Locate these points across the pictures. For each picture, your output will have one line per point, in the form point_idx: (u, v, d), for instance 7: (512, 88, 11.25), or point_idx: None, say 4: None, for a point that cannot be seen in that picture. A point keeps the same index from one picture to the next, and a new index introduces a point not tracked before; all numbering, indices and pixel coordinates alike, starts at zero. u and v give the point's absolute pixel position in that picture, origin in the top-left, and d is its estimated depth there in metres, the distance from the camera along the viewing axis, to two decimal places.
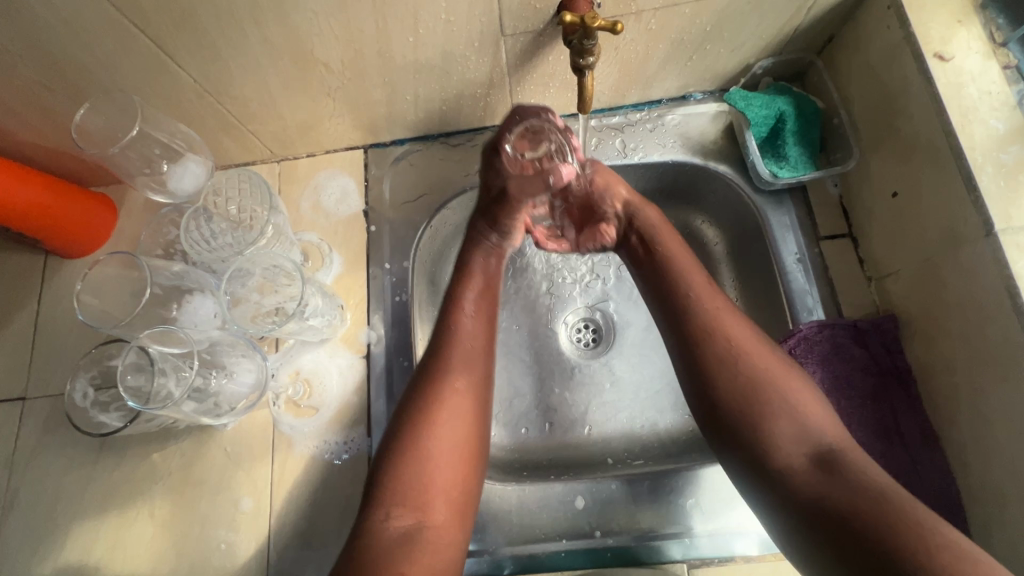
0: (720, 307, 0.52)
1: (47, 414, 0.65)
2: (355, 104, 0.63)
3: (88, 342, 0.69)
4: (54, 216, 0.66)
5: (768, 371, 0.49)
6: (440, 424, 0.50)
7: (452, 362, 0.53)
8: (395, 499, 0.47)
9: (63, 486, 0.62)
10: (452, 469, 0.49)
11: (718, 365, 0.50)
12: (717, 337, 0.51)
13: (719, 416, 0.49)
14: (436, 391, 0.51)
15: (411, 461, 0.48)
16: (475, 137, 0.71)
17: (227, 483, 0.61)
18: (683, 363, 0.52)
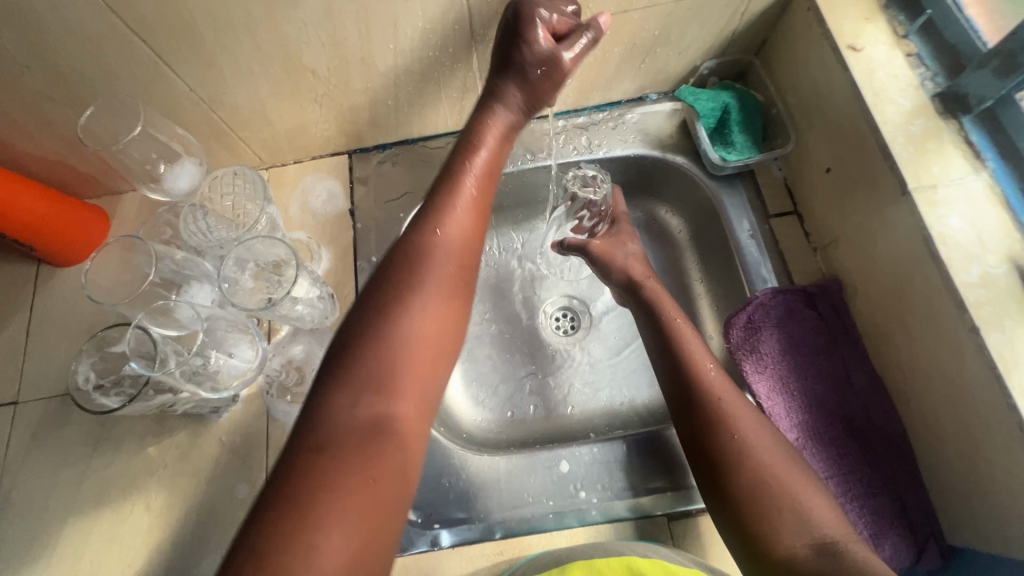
0: (727, 397, 0.56)
1: (39, 415, 0.67)
2: (340, 110, 0.68)
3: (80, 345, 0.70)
4: (47, 223, 0.68)
5: (772, 459, 0.52)
6: (413, 320, 0.46)
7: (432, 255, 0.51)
8: (365, 385, 0.42)
9: (57, 484, 0.63)
10: (430, 360, 0.46)
11: (726, 453, 0.53)
12: (725, 424, 0.54)
13: (724, 502, 0.52)
14: (412, 282, 0.48)
15: (386, 341, 0.44)
16: (452, 140, 0.77)
17: (223, 470, 0.63)
18: (692, 444, 0.55)
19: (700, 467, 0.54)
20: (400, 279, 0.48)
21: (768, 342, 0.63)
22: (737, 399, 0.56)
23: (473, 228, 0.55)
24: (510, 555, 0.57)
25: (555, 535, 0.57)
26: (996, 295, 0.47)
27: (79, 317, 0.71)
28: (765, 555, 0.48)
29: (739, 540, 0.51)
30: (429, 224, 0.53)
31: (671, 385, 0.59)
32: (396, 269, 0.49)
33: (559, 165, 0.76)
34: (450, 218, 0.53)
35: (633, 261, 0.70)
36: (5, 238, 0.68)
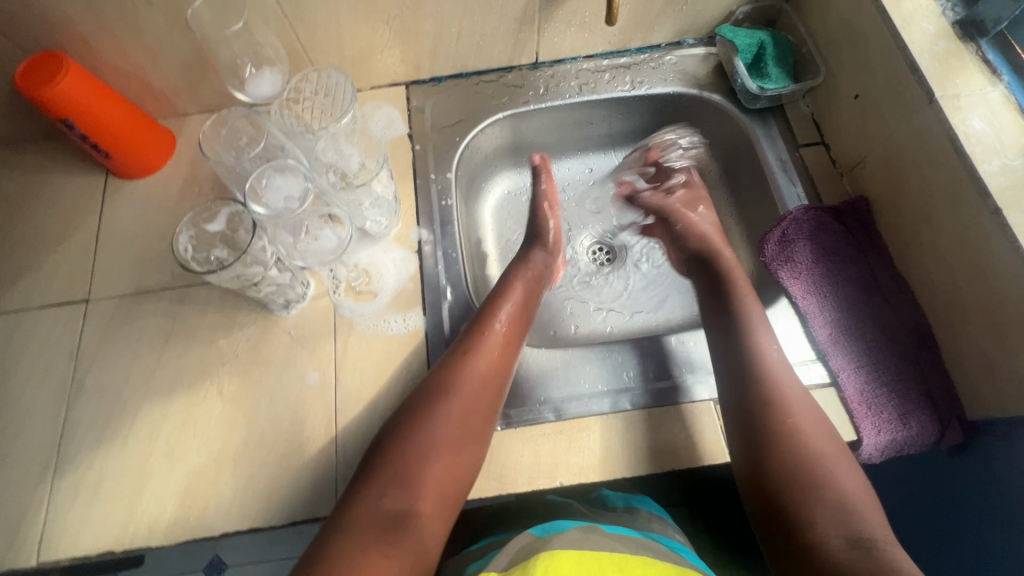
0: (783, 385, 0.58)
1: (111, 312, 0.69)
2: (406, 35, 0.73)
3: (147, 251, 0.73)
4: (124, 130, 0.72)
5: (817, 452, 0.53)
6: (435, 450, 0.53)
7: (453, 390, 0.57)
8: (389, 483, 0.51)
9: (130, 374, 0.66)
10: (451, 463, 0.53)
11: (775, 436, 0.55)
12: (778, 409, 0.56)
13: (763, 485, 0.53)
14: (433, 408, 0.55)
15: (410, 454, 0.53)
16: (504, 75, 0.82)
17: (293, 361, 0.66)
18: (741, 424, 0.57)
19: (744, 448, 0.56)
20: (427, 398, 0.56)
21: (802, 253, 0.68)
22: (795, 390, 0.58)
23: (497, 362, 0.60)
24: (570, 433, 0.61)
25: (612, 415, 0.62)
26: (1015, 181, 0.53)
27: (147, 226, 0.74)
28: (795, 540, 0.50)
29: (773, 526, 0.52)
30: (457, 352, 0.60)
31: (731, 364, 0.61)
32: (421, 400, 0.56)
33: (603, 101, 0.82)
34: (473, 351, 0.60)
35: (696, 227, 0.77)
36: (84, 144, 0.71)
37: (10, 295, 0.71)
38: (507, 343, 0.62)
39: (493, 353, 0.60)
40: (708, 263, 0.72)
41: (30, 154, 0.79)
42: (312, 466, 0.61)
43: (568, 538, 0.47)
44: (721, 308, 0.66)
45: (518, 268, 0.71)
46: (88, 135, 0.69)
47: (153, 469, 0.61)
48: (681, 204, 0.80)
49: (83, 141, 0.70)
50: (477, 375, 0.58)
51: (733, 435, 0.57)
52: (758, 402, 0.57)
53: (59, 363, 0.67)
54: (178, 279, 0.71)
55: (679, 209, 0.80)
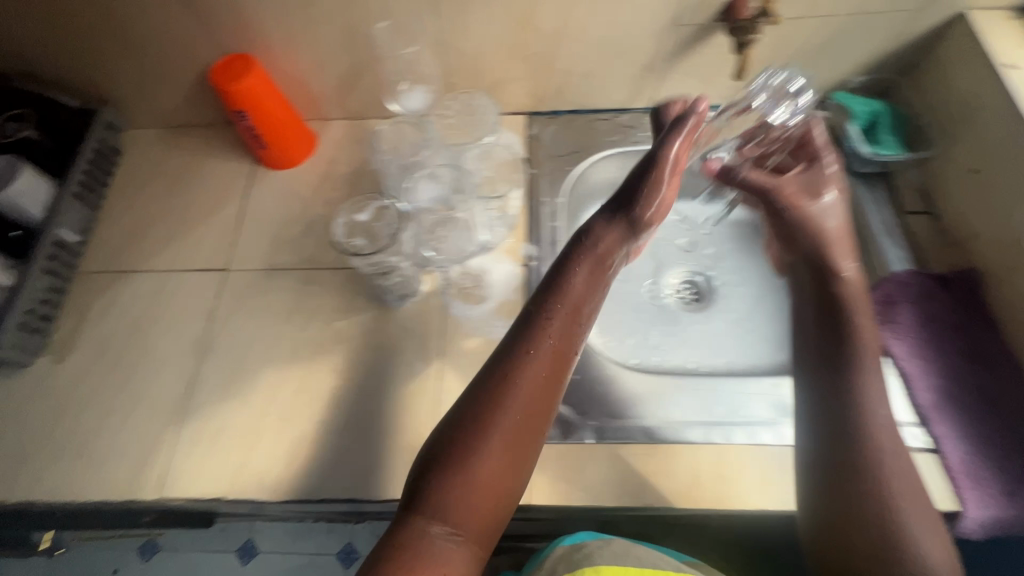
0: (883, 425, 0.54)
1: (244, 282, 0.77)
2: (539, 71, 0.81)
3: (281, 232, 0.81)
4: (282, 127, 0.81)
5: (908, 512, 0.50)
6: (478, 490, 0.47)
7: (513, 401, 0.50)
8: (439, 509, 0.46)
9: (255, 342, 0.72)
10: (502, 487, 0.48)
11: (855, 481, 0.52)
12: (868, 459, 0.52)
13: (840, 547, 0.50)
14: (477, 439, 0.48)
15: (460, 474, 0.47)
16: (619, 116, 0.88)
17: (401, 350, 0.71)
18: (831, 477, 0.53)
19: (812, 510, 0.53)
20: (466, 429, 0.48)
21: (904, 315, 0.68)
22: (891, 450, 0.53)
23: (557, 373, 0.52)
24: (660, 458, 0.62)
25: (704, 446, 0.63)
26: None
27: (284, 211, 0.83)
28: None
29: None
30: (518, 351, 0.52)
31: (834, 400, 0.56)
32: (462, 436, 0.48)
33: None
34: (534, 353, 0.52)
35: (826, 217, 0.66)
36: (247, 134, 0.80)
37: (162, 257, 0.80)
38: (568, 348, 0.54)
39: (556, 361, 0.53)
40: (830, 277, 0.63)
41: (193, 138, 0.90)
42: (411, 450, 0.64)
43: (609, 551, 0.49)
44: (840, 354, 0.58)
45: (579, 257, 0.58)
46: (254, 127, 0.79)
47: (266, 430, 0.66)
48: (798, 190, 0.68)
49: (247, 132, 0.80)
50: (522, 399, 0.50)
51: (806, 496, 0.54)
52: (843, 465, 0.53)
53: (196, 321, 0.74)
54: (306, 261, 0.78)
55: (795, 197, 0.68)
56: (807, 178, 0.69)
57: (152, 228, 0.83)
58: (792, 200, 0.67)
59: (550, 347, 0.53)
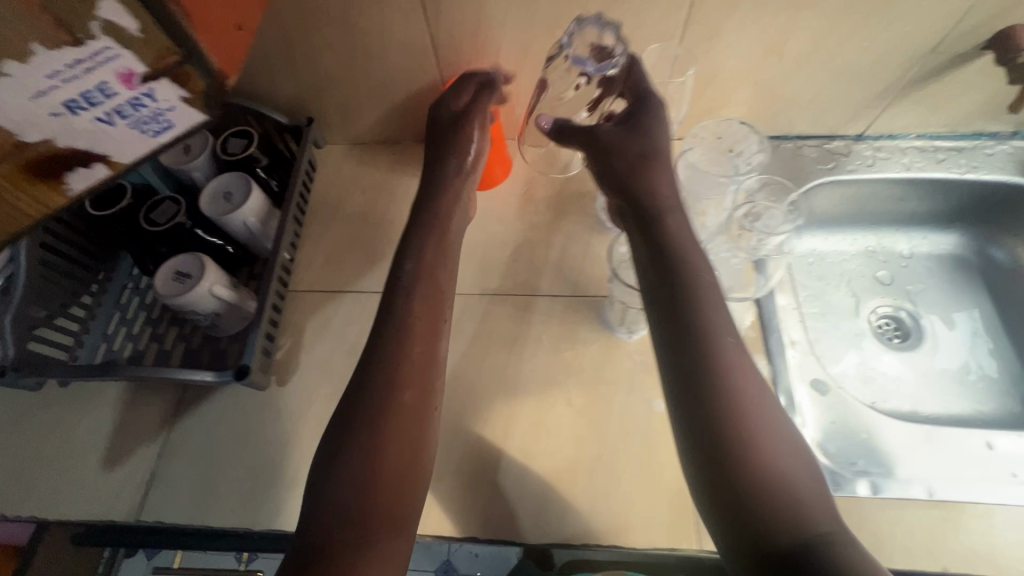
0: (730, 371, 0.50)
1: (459, 306, 0.75)
2: (762, 95, 0.78)
3: (488, 254, 0.79)
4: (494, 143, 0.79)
5: (765, 449, 0.47)
6: (352, 453, 0.50)
7: (390, 384, 0.54)
8: (319, 481, 0.49)
9: (480, 370, 0.71)
10: (398, 476, 0.51)
11: (713, 434, 0.48)
12: (718, 396, 0.49)
13: (728, 494, 0.46)
14: (373, 421, 0.51)
15: (331, 446, 0.51)
16: (828, 142, 0.85)
17: (639, 385, 0.68)
18: (685, 435, 0.49)
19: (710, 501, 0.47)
20: (374, 408, 0.52)
21: None
22: (751, 439, 0.48)
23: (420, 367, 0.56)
24: (949, 518, 0.58)
25: (996, 507, 0.58)
26: None
27: (487, 234, 0.81)
28: None
29: None
30: (400, 346, 0.56)
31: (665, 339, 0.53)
32: (356, 416, 0.52)
33: (929, 180, 0.82)
34: (410, 350, 0.56)
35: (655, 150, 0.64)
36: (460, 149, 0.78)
37: (368, 278, 0.79)
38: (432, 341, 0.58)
39: (425, 351, 0.57)
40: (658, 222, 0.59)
41: (383, 155, 0.89)
42: (669, 493, 0.61)
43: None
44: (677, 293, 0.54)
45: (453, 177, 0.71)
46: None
47: (508, 466, 0.64)
48: (622, 135, 0.65)
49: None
50: (407, 389, 0.54)
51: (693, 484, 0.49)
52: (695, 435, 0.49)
53: None
54: (518, 287, 0.76)
55: (614, 141, 0.65)
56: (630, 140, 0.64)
57: (354, 247, 0.81)
58: (608, 136, 0.65)
59: (410, 338, 0.57)
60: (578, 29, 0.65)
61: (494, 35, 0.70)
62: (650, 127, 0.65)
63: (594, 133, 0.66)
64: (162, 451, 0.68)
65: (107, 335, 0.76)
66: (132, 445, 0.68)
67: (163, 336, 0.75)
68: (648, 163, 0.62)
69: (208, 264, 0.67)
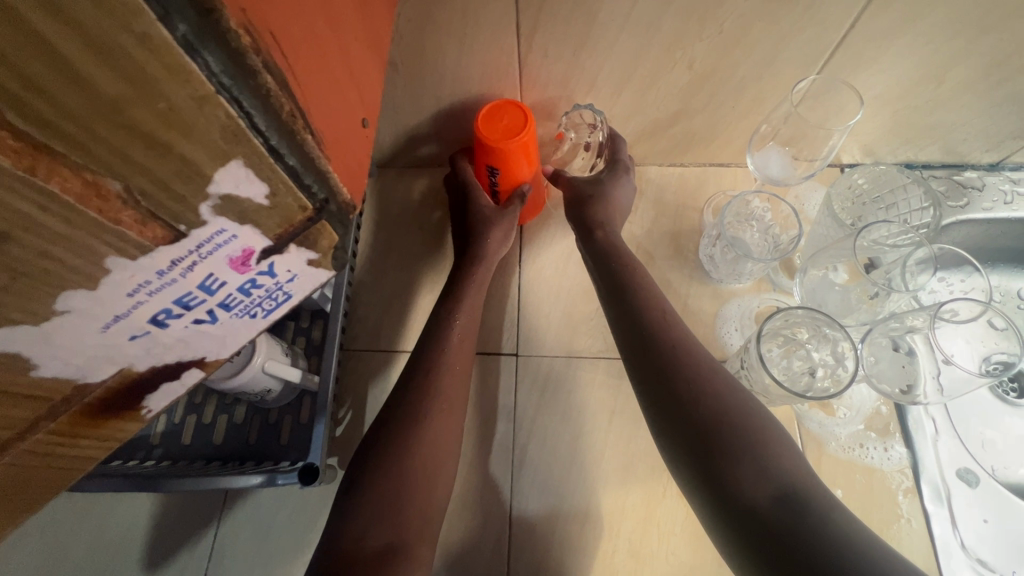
0: (698, 348, 0.51)
1: (545, 373, 0.65)
2: (896, 124, 0.66)
3: (574, 309, 0.69)
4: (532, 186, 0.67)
5: (738, 411, 0.46)
6: (391, 465, 0.47)
7: (426, 399, 0.52)
8: (354, 497, 0.46)
9: (576, 451, 0.62)
10: (423, 476, 0.48)
11: (693, 384, 0.47)
12: (693, 360, 0.49)
13: (688, 407, 0.46)
14: (418, 420, 0.50)
15: (369, 466, 0.48)
16: (957, 173, 0.74)
17: None
18: (659, 398, 0.49)
19: (667, 422, 0.48)
20: (415, 414, 0.50)
21: None
22: (708, 361, 0.50)
23: (457, 378, 0.55)
24: None
25: None
26: None
27: (570, 283, 0.70)
28: (747, 526, 0.40)
29: (724, 526, 0.42)
30: (433, 349, 0.56)
31: (626, 323, 0.55)
32: (395, 427, 0.49)
33: None
34: (447, 349, 0.56)
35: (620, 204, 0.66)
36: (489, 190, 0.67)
37: None
38: (466, 342, 0.58)
39: (462, 344, 0.57)
40: (610, 232, 0.63)
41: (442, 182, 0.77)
42: None
43: None
44: (629, 266, 0.59)
45: (477, 262, 0.63)
46: (502, 185, 0.65)
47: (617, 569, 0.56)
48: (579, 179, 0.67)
49: (487, 184, 0.67)
50: (444, 384, 0.53)
51: (649, 409, 0.50)
52: (653, 365, 0.50)
53: (498, 422, 0.63)
54: (613, 349, 0.66)
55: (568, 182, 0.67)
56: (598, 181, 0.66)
57: (416, 297, 0.71)
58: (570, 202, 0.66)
59: (450, 341, 0.57)
60: (573, 111, 0.66)
61: (595, 58, 0.58)
62: (609, 186, 0.66)
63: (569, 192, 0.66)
64: (213, 552, 0.59)
65: None
66: (178, 543, 0.59)
67: (200, 407, 0.65)
68: (596, 206, 0.64)
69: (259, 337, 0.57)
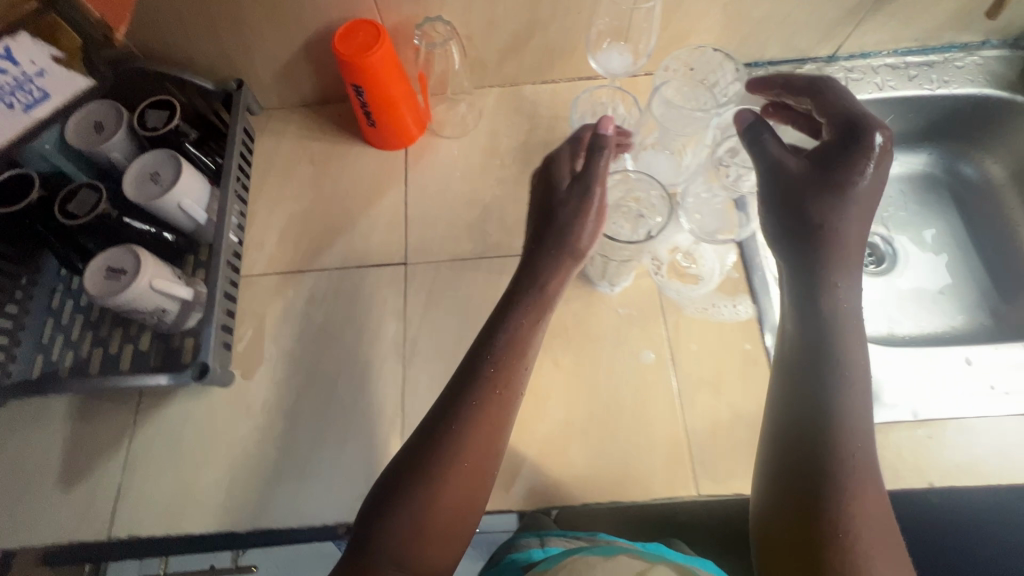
0: (867, 465, 0.47)
1: (432, 275, 0.71)
2: (730, 21, 0.73)
3: (458, 217, 0.74)
4: (397, 106, 0.72)
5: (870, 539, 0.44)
6: (406, 520, 0.46)
7: (461, 439, 0.48)
8: (373, 540, 0.46)
9: (461, 339, 0.67)
10: (444, 528, 0.47)
11: (845, 452, 0.47)
12: (854, 431, 0.48)
13: (824, 481, 0.46)
14: (444, 461, 0.48)
15: (394, 512, 0.46)
16: (800, 67, 0.81)
17: (627, 339, 0.66)
18: (802, 474, 0.48)
19: (791, 488, 0.48)
20: (431, 460, 0.47)
21: None
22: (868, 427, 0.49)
23: (501, 417, 0.51)
24: (934, 436, 0.59)
25: (977, 418, 0.60)
26: None
27: (453, 195, 0.75)
28: None
29: None
30: (479, 378, 0.51)
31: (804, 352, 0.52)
32: (422, 464, 0.48)
33: (902, 99, 0.80)
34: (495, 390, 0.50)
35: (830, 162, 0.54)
36: (359, 109, 0.72)
37: (330, 254, 0.73)
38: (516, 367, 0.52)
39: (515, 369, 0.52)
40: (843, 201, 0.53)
41: (329, 117, 0.81)
42: (662, 443, 0.61)
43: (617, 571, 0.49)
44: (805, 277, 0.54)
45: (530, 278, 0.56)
46: (369, 102, 0.70)
47: None
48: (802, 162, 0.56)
49: (358, 105, 0.72)
50: (478, 428, 0.49)
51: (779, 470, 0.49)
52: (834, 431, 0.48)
53: (389, 323, 0.68)
54: (493, 249, 0.72)
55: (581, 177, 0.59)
56: (834, 158, 0.54)
57: (309, 222, 0.75)
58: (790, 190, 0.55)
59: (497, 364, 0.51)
60: (428, 23, 0.68)
61: None
62: (853, 186, 0.53)
63: (775, 168, 0.57)
64: (126, 464, 0.63)
65: (43, 344, 0.68)
66: (90, 460, 0.63)
67: (106, 339, 0.69)
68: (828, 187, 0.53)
69: (143, 256, 0.60)
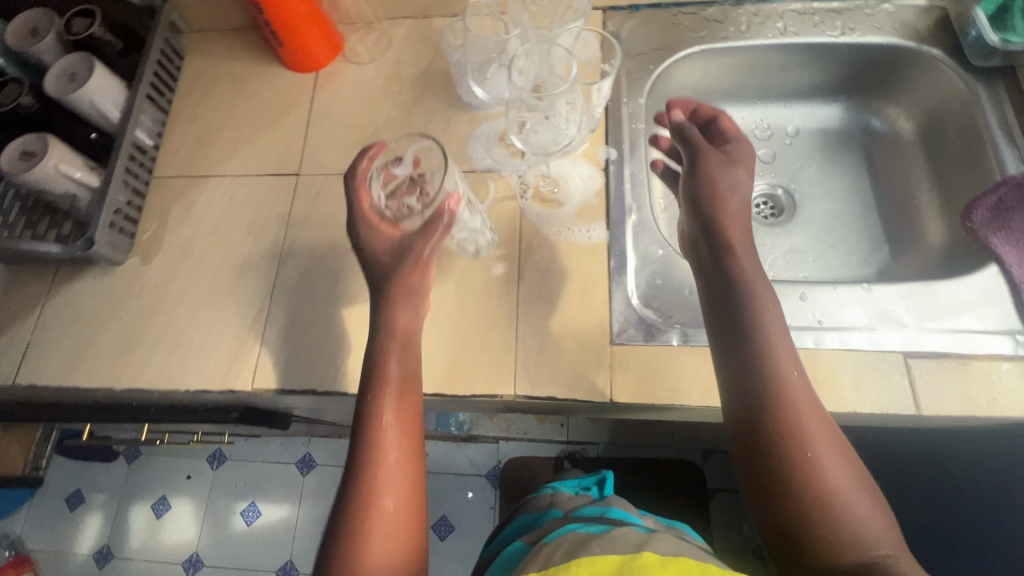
0: (814, 417, 0.49)
1: (318, 186, 0.76)
2: None
3: (352, 136, 0.79)
4: (299, 25, 0.77)
5: (833, 475, 0.47)
6: (359, 455, 0.52)
7: (383, 374, 0.56)
8: (355, 493, 0.51)
9: (332, 244, 0.73)
10: (401, 460, 0.53)
11: (790, 421, 0.48)
12: (792, 397, 0.49)
13: (778, 443, 0.48)
14: (378, 399, 0.55)
15: (359, 454, 0.53)
16: (704, 9, 0.81)
17: (482, 253, 0.70)
18: (760, 446, 0.49)
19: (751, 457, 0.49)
20: (370, 400, 0.55)
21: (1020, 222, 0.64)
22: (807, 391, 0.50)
23: (410, 355, 0.59)
24: None
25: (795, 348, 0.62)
26: None
27: (351, 116, 0.80)
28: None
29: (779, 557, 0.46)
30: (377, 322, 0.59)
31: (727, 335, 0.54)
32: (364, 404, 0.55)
33: (806, 45, 0.79)
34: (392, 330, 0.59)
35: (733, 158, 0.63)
36: (265, 29, 0.78)
37: (232, 163, 0.80)
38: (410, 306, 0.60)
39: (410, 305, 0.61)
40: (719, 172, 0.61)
41: (252, 40, 0.87)
42: (495, 346, 0.66)
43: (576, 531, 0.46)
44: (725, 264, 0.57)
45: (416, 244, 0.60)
46: (271, 20, 0.75)
47: (352, 327, 0.68)
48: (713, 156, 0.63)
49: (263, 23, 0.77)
50: (395, 367, 0.57)
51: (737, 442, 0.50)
52: (776, 404, 0.49)
53: (273, 226, 0.75)
54: None
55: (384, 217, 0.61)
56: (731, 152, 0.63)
57: (220, 134, 0.82)
58: (711, 168, 0.62)
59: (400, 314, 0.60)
60: None
61: None
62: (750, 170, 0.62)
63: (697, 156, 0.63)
64: (37, 327, 0.72)
65: None
66: (8, 321, 0.73)
67: (36, 225, 0.77)
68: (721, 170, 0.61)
69: (51, 142, 0.69)
